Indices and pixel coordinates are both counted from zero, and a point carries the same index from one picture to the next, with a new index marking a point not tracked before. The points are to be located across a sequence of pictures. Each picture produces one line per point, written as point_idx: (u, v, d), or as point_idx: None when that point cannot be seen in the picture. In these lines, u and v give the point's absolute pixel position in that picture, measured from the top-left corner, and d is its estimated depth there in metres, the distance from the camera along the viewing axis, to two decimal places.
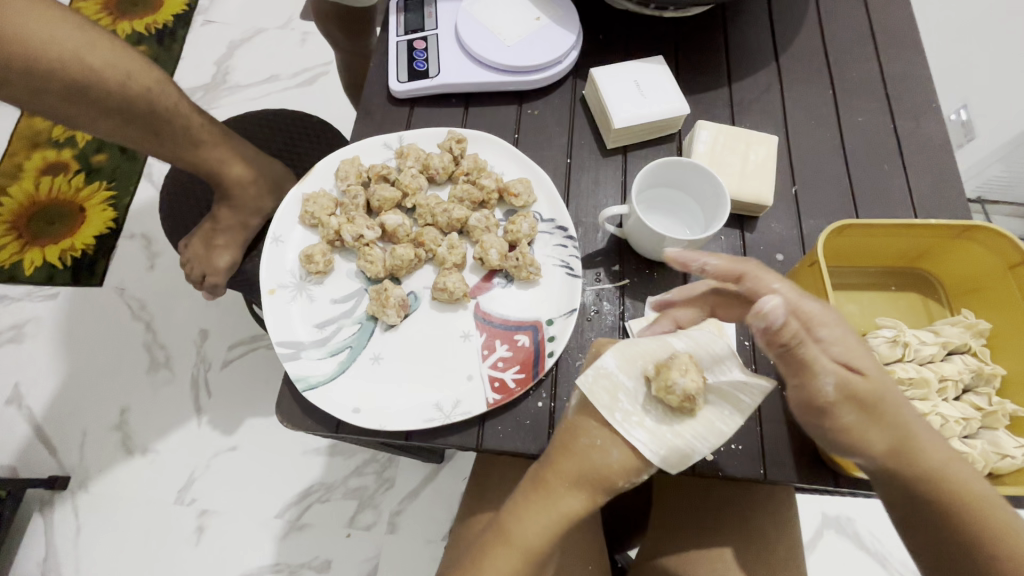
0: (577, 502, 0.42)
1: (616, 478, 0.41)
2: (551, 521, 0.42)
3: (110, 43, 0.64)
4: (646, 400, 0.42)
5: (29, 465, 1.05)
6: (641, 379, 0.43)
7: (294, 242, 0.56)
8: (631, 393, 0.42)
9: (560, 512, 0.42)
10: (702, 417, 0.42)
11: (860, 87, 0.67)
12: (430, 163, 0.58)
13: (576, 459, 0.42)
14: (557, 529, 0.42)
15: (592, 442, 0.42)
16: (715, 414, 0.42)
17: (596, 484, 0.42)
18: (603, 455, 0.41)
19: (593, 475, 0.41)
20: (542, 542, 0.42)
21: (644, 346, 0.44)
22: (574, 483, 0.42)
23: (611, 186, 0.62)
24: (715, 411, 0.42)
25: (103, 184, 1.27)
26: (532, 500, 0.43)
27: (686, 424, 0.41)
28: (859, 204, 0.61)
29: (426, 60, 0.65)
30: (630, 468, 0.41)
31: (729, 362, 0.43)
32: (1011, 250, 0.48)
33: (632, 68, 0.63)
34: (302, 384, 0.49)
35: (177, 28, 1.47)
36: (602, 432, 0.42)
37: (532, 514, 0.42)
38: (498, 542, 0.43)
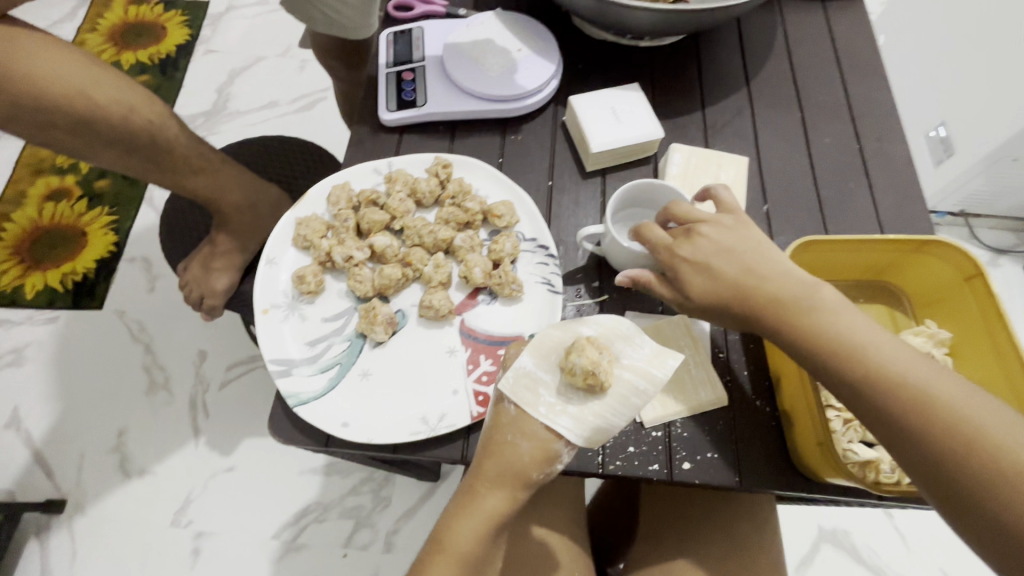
0: (498, 501, 0.44)
1: (531, 470, 0.44)
2: (478, 523, 0.44)
3: (115, 80, 0.67)
4: (566, 390, 0.45)
5: (27, 488, 1.06)
6: (557, 367, 0.46)
7: (286, 263, 0.59)
8: (549, 385, 0.45)
9: (484, 513, 0.44)
10: (619, 393, 0.45)
11: (827, 109, 0.70)
12: (417, 187, 0.62)
13: (497, 460, 0.44)
14: (484, 532, 0.44)
15: (505, 436, 0.45)
16: (630, 388, 0.45)
17: (514, 481, 0.44)
18: (515, 451, 0.44)
19: (508, 469, 0.44)
20: (474, 548, 0.44)
21: (555, 336, 0.47)
22: (495, 483, 0.44)
23: (591, 207, 0.65)
24: (630, 386, 0.45)
25: (105, 210, 1.30)
26: (457, 508, 0.45)
27: (603, 402, 0.45)
28: (828, 220, 0.63)
29: (413, 91, 0.68)
30: (541, 457, 0.44)
31: (636, 339, 0.47)
32: (966, 263, 0.51)
33: (609, 96, 0.66)
34: (293, 401, 0.51)
35: (180, 58, 1.52)
36: (511, 426, 0.45)
37: (461, 522, 0.44)
38: (434, 554, 0.44)
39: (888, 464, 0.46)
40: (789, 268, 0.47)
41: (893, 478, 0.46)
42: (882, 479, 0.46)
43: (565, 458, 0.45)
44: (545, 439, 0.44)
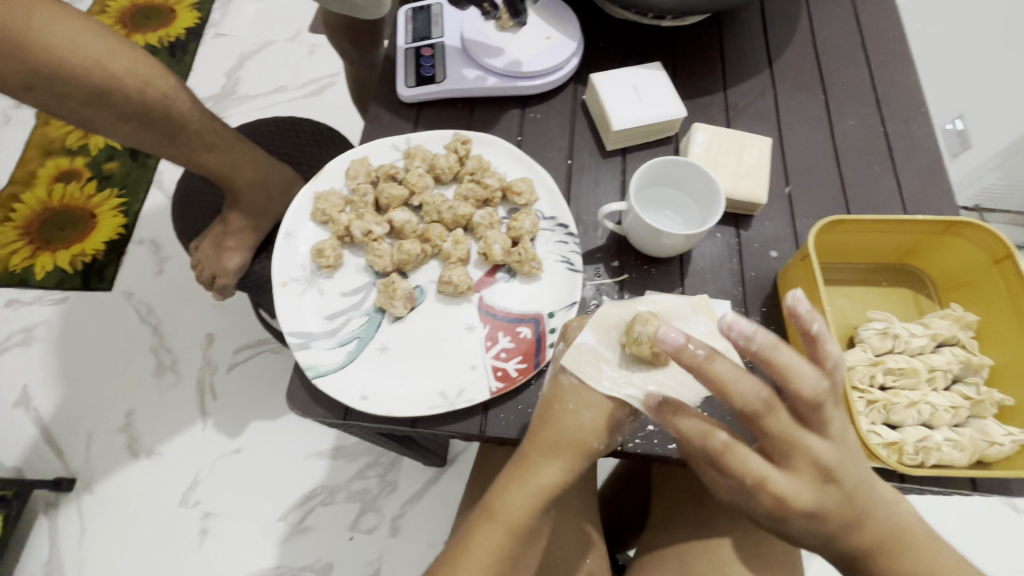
0: (555, 472, 0.44)
1: (591, 441, 0.44)
2: (529, 493, 0.43)
3: (131, 53, 0.67)
4: (627, 363, 0.45)
5: (36, 466, 1.07)
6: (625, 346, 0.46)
7: (305, 237, 0.59)
8: (610, 361, 0.46)
9: (537, 484, 0.43)
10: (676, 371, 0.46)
11: (851, 93, 0.69)
12: (436, 163, 0.61)
13: (553, 429, 0.44)
14: (535, 503, 0.43)
15: (566, 408, 0.45)
16: None
17: (573, 452, 0.44)
18: (576, 418, 0.44)
19: (567, 440, 0.44)
20: (527, 515, 0.43)
21: (613, 314, 0.48)
22: (556, 455, 0.44)
23: (610, 186, 0.64)
24: None
25: (115, 191, 1.30)
26: (512, 478, 0.44)
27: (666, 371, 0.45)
28: (851, 203, 0.63)
29: (433, 66, 0.68)
30: (602, 427, 0.44)
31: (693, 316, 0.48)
32: (997, 245, 0.50)
33: (630, 74, 0.65)
34: (312, 372, 0.51)
35: (190, 40, 1.51)
36: (571, 397, 0.45)
37: (512, 490, 0.44)
38: (485, 521, 0.44)
39: (912, 446, 0.47)
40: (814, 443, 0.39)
41: (916, 459, 0.47)
42: (905, 460, 0.47)
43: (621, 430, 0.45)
44: (610, 409, 0.44)
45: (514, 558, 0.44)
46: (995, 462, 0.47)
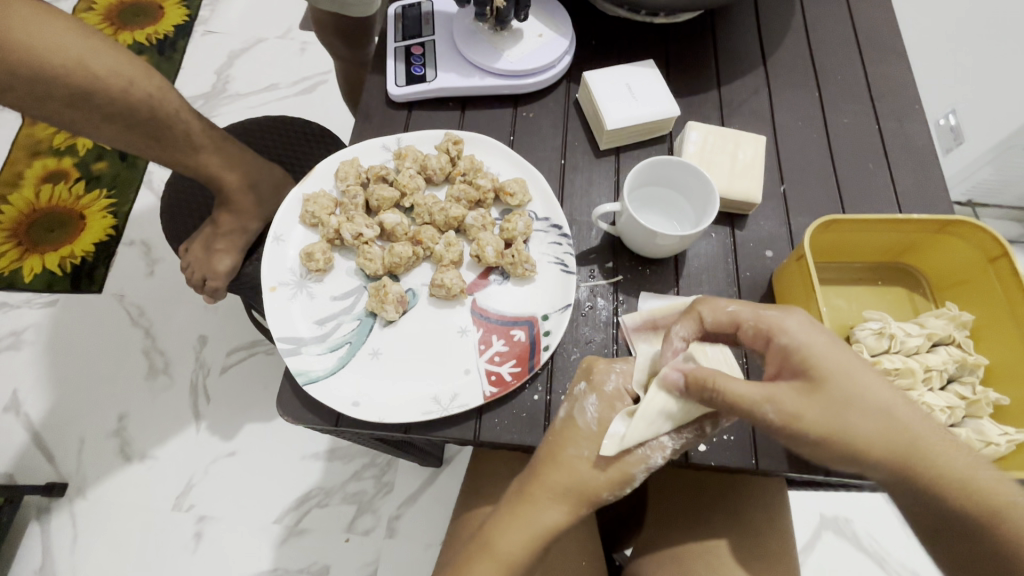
0: (558, 516, 0.45)
1: (600, 491, 0.45)
2: (530, 532, 0.45)
3: (115, 53, 0.65)
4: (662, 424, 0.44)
5: (26, 472, 1.05)
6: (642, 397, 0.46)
7: (294, 240, 0.58)
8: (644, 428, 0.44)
9: (539, 523, 0.45)
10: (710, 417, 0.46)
11: (845, 90, 0.69)
12: (428, 164, 0.60)
13: (563, 473, 0.45)
14: (535, 541, 0.45)
15: (580, 451, 0.46)
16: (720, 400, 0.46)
17: (576, 498, 0.45)
18: (585, 469, 0.45)
19: (575, 488, 0.45)
20: (524, 554, 0.45)
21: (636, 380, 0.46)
22: (562, 500, 0.45)
23: (605, 186, 0.63)
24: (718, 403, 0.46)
25: (103, 192, 1.28)
26: (513, 516, 0.46)
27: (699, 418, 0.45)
28: (846, 201, 0.62)
29: (423, 65, 0.67)
30: (614, 480, 0.45)
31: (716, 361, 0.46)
32: (991, 245, 0.50)
33: (624, 72, 0.65)
34: (302, 378, 0.50)
35: (178, 38, 1.49)
36: (587, 443, 0.46)
37: (514, 526, 0.45)
38: (482, 555, 0.45)
39: None
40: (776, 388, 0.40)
41: None
42: None
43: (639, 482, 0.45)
44: (626, 464, 0.45)
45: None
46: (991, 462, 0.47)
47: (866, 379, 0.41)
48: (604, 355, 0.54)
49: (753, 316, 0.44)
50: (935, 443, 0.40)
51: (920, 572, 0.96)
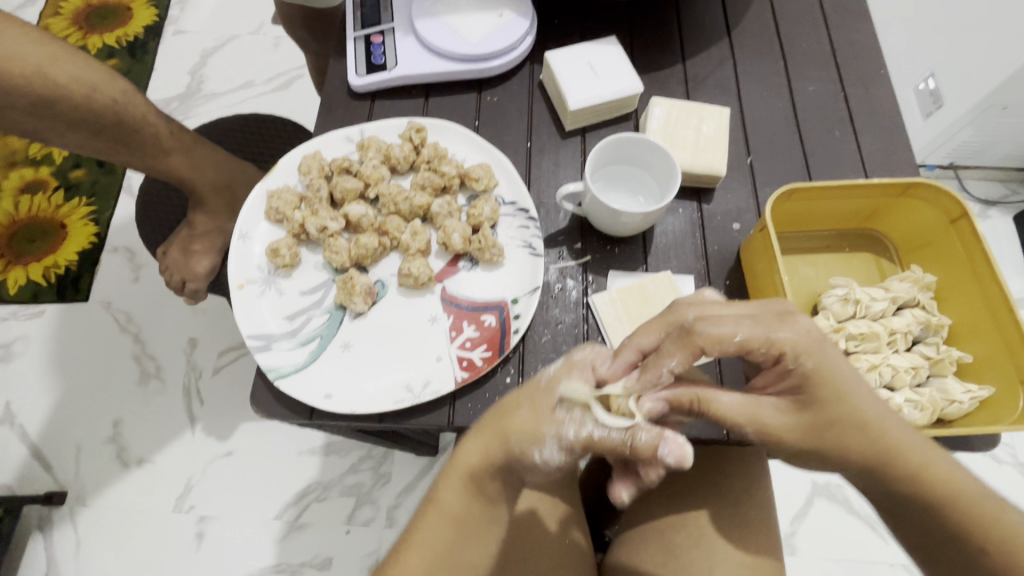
0: (476, 458, 0.44)
1: (518, 435, 0.42)
2: (456, 476, 0.45)
3: (73, 58, 0.64)
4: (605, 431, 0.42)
5: (26, 482, 1.06)
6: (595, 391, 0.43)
7: (260, 237, 0.58)
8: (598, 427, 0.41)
9: (460, 463, 0.45)
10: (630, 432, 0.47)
11: (810, 57, 0.68)
12: (391, 153, 0.60)
13: (500, 412, 0.44)
14: (462, 485, 0.45)
15: (518, 397, 0.44)
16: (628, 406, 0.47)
17: (499, 439, 0.43)
18: (517, 409, 0.43)
19: (500, 431, 0.43)
20: (461, 504, 0.45)
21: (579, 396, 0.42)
22: (485, 442, 0.44)
23: (571, 166, 0.63)
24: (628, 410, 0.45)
25: (83, 200, 1.27)
26: (446, 468, 0.46)
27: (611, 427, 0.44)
28: (812, 169, 0.62)
29: (383, 54, 0.66)
30: (534, 422, 0.42)
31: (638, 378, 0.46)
32: (952, 205, 0.50)
33: (586, 50, 0.64)
34: (274, 374, 0.50)
35: (148, 40, 1.47)
36: (524, 393, 0.44)
37: (445, 473, 0.46)
38: (428, 509, 0.47)
39: None
40: (759, 408, 0.41)
41: None
42: None
43: (550, 451, 0.42)
44: (546, 412, 0.42)
45: (452, 549, 0.45)
46: (955, 419, 0.48)
47: (860, 395, 0.40)
48: (573, 336, 0.55)
49: (760, 336, 0.40)
50: (915, 454, 0.41)
51: None
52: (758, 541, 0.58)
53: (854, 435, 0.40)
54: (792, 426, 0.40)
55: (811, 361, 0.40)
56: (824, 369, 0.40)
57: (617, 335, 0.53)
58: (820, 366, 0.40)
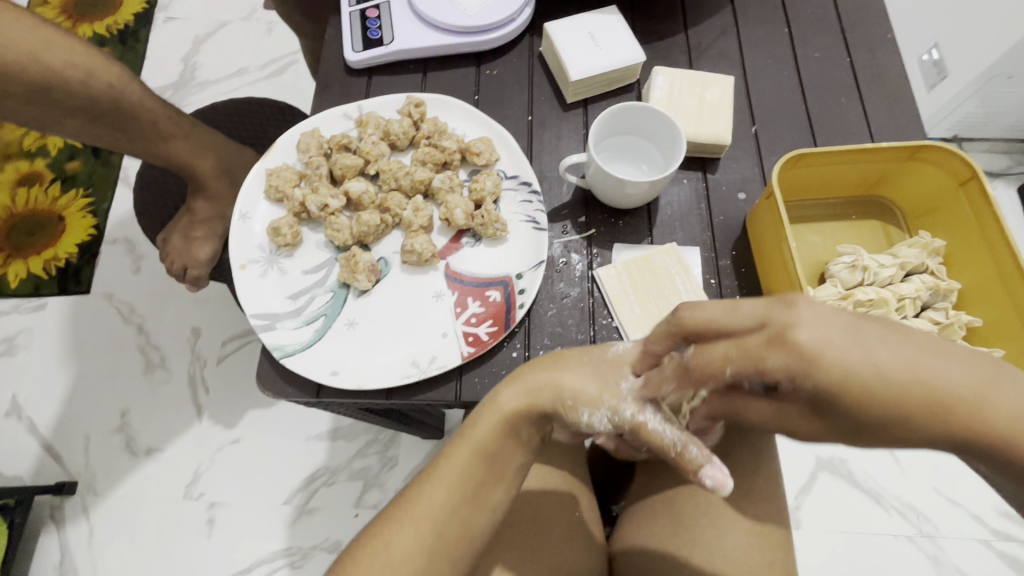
0: (516, 405, 0.44)
1: (571, 394, 0.43)
2: (496, 417, 0.44)
3: (64, 41, 0.63)
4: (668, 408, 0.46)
5: (36, 473, 1.06)
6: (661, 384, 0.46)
7: (260, 216, 0.57)
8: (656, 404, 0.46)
9: (502, 404, 0.44)
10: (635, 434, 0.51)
11: (815, 24, 0.67)
12: (390, 129, 0.59)
13: (560, 367, 0.44)
14: (499, 426, 0.44)
15: (578, 358, 0.44)
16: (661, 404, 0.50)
17: (546, 391, 0.43)
18: (580, 368, 0.44)
19: (552, 383, 0.43)
20: (494, 440, 0.44)
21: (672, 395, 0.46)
22: (531, 392, 0.44)
23: (573, 139, 0.62)
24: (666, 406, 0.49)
25: (80, 191, 1.26)
26: (480, 406, 0.45)
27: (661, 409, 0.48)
28: (818, 137, 0.61)
29: (380, 28, 0.64)
30: (593, 395, 0.42)
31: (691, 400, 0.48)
32: (963, 168, 0.49)
33: (586, 20, 0.63)
34: (279, 353, 0.50)
35: (140, 27, 1.44)
36: (590, 355, 0.44)
37: (483, 412, 0.45)
38: (457, 441, 0.45)
39: None
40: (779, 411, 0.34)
41: None
42: None
43: (599, 418, 0.42)
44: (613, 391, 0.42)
45: (477, 486, 0.44)
46: None
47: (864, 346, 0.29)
48: (580, 310, 0.54)
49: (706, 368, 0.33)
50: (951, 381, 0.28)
51: (915, 504, 0.98)
52: (767, 512, 0.58)
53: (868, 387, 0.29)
54: (817, 429, 0.32)
55: (815, 384, 0.29)
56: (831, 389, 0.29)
57: (624, 308, 0.53)
58: (824, 380, 0.29)
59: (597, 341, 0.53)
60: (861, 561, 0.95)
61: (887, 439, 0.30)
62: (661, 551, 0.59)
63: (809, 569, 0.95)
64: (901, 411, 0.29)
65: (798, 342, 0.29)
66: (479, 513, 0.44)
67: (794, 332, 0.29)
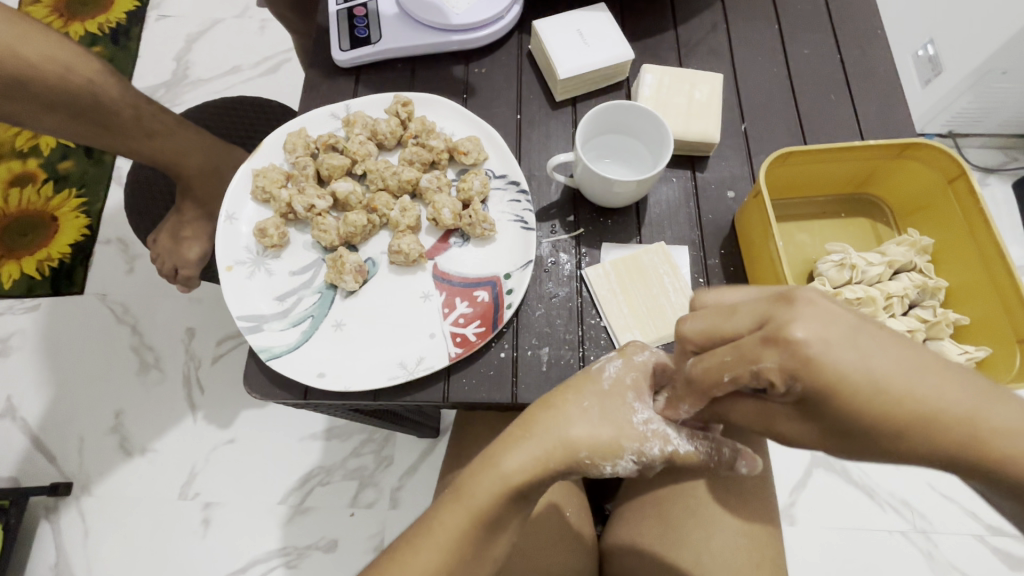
0: (519, 469, 0.41)
1: (581, 453, 0.41)
2: (495, 483, 0.41)
3: (43, 35, 0.61)
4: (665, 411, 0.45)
5: (30, 474, 1.06)
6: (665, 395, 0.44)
7: (247, 217, 0.57)
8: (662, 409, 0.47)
9: (500, 470, 0.41)
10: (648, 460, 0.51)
11: (805, 20, 0.66)
12: (377, 128, 0.58)
13: (554, 412, 0.42)
14: (499, 492, 0.41)
15: (578, 404, 0.42)
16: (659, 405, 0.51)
17: (552, 452, 0.41)
18: (580, 417, 0.42)
19: (563, 443, 0.41)
20: (493, 503, 0.41)
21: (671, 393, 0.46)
22: (539, 455, 0.41)
23: (562, 138, 0.62)
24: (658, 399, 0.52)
25: (73, 191, 1.26)
26: (480, 466, 0.42)
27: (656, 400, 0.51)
28: (808, 134, 0.61)
29: (367, 27, 0.64)
30: (602, 443, 0.41)
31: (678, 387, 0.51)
32: (951, 166, 0.49)
33: (575, 18, 0.62)
34: (266, 355, 0.50)
35: (131, 25, 1.43)
36: (586, 398, 0.42)
37: (479, 477, 0.42)
38: (451, 501, 0.42)
39: None
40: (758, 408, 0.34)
41: None
42: None
43: (624, 464, 0.41)
44: (622, 433, 0.41)
45: (477, 548, 0.42)
46: None
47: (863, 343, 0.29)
48: (569, 310, 0.54)
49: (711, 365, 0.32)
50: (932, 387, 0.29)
51: (908, 499, 0.99)
52: (757, 511, 0.58)
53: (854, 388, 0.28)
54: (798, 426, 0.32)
55: (807, 382, 0.29)
56: (823, 388, 0.28)
57: (613, 308, 0.53)
58: (821, 379, 0.28)
59: (585, 341, 0.53)
60: (854, 556, 0.96)
61: (875, 447, 0.30)
62: (652, 550, 0.59)
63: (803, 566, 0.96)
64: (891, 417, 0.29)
65: (795, 339, 0.28)
66: (475, 562, 0.43)
67: (791, 329, 0.28)
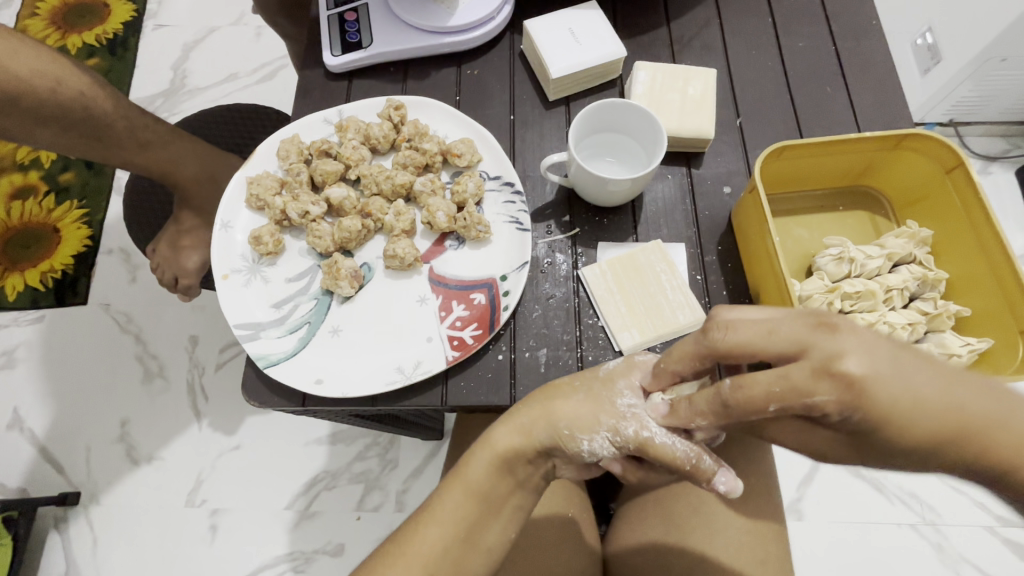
0: (506, 440, 0.43)
1: (562, 426, 0.41)
2: (485, 456, 0.43)
3: (34, 50, 0.61)
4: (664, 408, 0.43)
5: (39, 485, 1.07)
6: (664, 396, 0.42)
7: (242, 225, 0.57)
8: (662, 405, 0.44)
9: (491, 441, 0.43)
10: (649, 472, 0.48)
11: (799, 12, 0.66)
12: (370, 133, 0.58)
13: (547, 391, 0.43)
14: (490, 464, 0.43)
15: (570, 384, 0.43)
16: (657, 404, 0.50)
17: (537, 425, 0.42)
18: (568, 395, 0.42)
19: (548, 415, 0.42)
20: (486, 480, 0.43)
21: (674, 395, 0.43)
22: (523, 429, 0.42)
23: (556, 137, 0.62)
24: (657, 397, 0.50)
25: (74, 203, 1.26)
26: (474, 441, 0.44)
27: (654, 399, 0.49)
28: (804, 128, 0.61)
29: (358, 31, 0.64)
30: (584, 418, 0.41)
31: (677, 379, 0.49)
32: (948, 156, 0.48)
33: (566, 16, 0.62)
34: (263, 363, 0.50)
35: (128, 36, 1.44)
36: (580, 380, 0.43)
37: (474, 449, 0.44)
38: (449, 482, 0.44)
39: None
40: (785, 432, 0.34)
41: None
42: None
43: (600, 442, 0.40)
44: (606, 411, 0.41)
45: (471, 529, 0.43)
46: None
47: (906, 371, 0.29)
48: (565, 310, 0.54)
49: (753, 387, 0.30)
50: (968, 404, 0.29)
51: (917, 491, 0.98)
52: (762, 508, 0.58)
53: (904, 414, 0.29)
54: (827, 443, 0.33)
55: (865, 414, 0.29)
56: (881, 418, 0.29)
57: (610, 308, 0.52)
58: (875, 411, 0.29)
59: (583, 341, 0.52)
60: (863, 550, 0.95)
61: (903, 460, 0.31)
62: (657, 550, 0.58)
63: (811, 561, 0.95)
64: (936, 434, 0.29)
65: (850, 373, 0.28)
66: (472, 556, 0.43)
67: (843, 362, 0.28)
